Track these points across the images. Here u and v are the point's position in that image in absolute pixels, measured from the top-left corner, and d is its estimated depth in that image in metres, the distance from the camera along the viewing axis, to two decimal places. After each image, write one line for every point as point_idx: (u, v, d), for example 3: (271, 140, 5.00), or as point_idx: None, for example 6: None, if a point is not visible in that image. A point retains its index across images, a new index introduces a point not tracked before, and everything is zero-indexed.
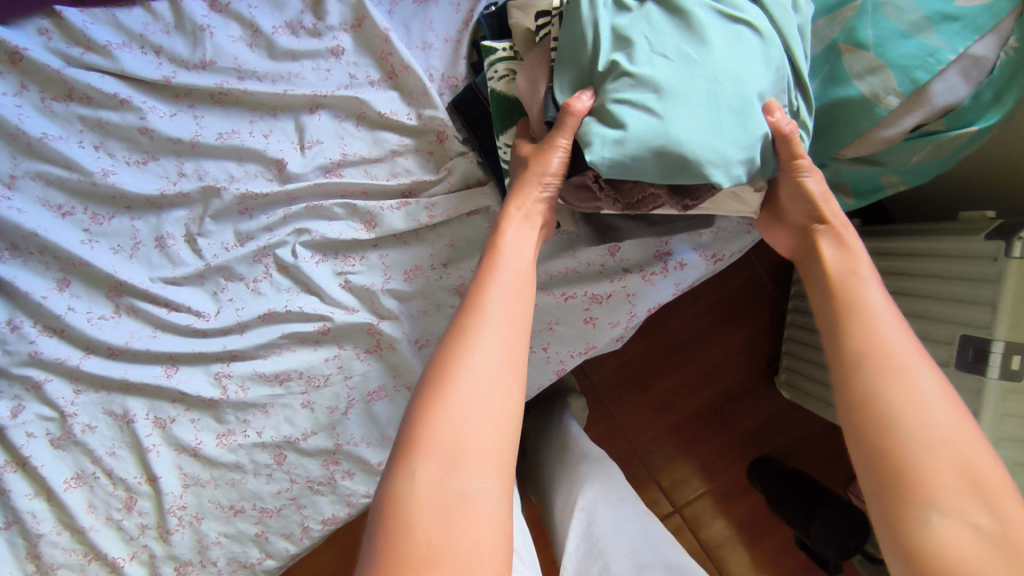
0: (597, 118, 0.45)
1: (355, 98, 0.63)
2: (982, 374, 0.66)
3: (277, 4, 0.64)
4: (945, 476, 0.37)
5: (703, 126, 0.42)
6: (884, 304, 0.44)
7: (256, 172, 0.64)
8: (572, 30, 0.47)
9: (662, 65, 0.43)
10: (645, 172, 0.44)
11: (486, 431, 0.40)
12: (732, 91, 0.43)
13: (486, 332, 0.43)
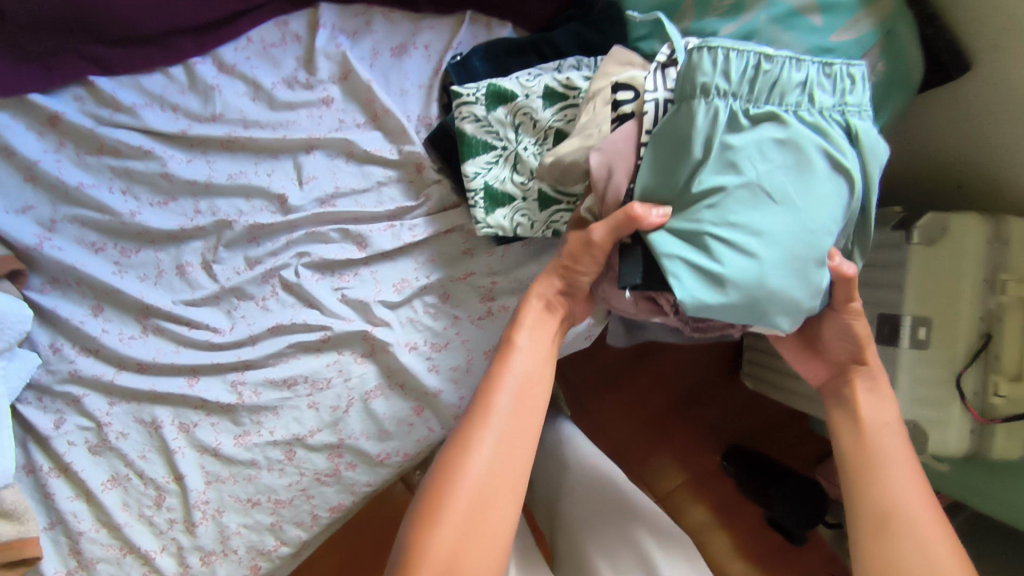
0: (687, 247, 0.50)
1: (344, 140, 0.74)
2: (897, 345, 0.77)
3: (274, 63, 0.75)
4: None
5: (789, 276, 0.49)
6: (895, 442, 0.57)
7: (261, 206, 0.75)
8: (681, 133, 0.52)
9: (765, 212, 0.49)
10: (724, 313, 0.50)
11: (493, 529, 0.50)
12: (817, 245, 0.49)
13: (492, 429, 0.53)
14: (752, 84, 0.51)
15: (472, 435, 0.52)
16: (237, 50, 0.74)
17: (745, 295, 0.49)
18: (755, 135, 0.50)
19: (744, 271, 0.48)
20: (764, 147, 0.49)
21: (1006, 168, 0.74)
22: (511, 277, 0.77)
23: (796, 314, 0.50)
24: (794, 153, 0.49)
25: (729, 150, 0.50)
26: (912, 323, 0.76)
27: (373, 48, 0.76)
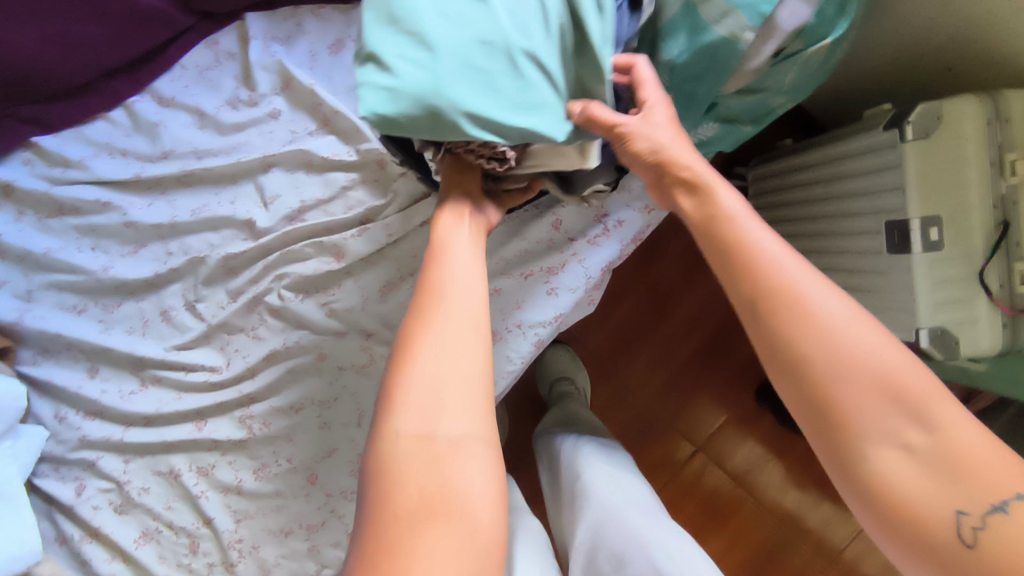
0: (375, 64, 0.45)
1: (299, 150, 0.72)
2: (909, 251, 0.73)
3: (213, 85, 0.72)
4: (872, 405, 0.40)
5: (470, 79, 0.44)
6: (759, 225, 0.46)
7: (232, 236, 0.73)
8: None
9: (438, 22, 0.45)
10: (420, 128, 0.44)
11: (464, 374, 0.42)
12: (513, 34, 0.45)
13: (447, 277, 0.46)
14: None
15: (422, 319, 0.44)
16: (173, 80, 0.71)
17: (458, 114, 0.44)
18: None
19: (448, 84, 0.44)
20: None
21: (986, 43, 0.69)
22: (497, 258, 0.76)
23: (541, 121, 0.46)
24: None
25: None
26: (920, 224, 0.72)
27: (310, 49, 0.72)
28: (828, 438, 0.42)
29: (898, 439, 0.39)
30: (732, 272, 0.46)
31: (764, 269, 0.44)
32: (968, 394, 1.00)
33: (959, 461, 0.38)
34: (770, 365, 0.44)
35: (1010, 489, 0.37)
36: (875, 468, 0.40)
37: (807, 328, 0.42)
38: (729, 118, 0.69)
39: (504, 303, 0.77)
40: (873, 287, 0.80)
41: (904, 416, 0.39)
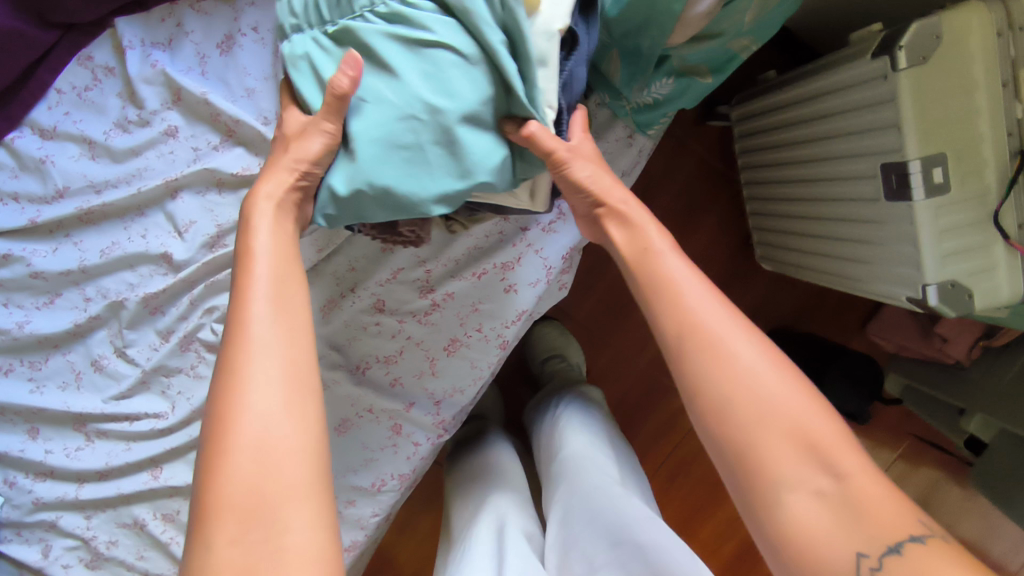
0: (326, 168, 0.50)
1: (203, 170, 0.64)
2: (909, 199, 0.63)
3: (98, 108, 0.64)
4: (778, 450, 0.38)
5: (394, 164, 0.46)
6: (682, 273, 0.46)
7: (150, 272, 0.66)
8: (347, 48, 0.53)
9: (365, 111, 0.48)
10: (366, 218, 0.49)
11: (291, 462, 0.39)
12: (443, 89, 0.46)
13: (254, 357, 0.42)
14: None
15: (241, 326, 0.43)
16: (51, 108, 0.64)
17: (405, 200, 0.46)
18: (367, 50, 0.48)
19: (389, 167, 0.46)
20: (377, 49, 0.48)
21: None
22: (444, 260, 0.69)
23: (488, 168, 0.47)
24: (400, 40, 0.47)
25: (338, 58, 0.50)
26: (920, 166, 0.61)
27: (198, 52, 0.64)
28: (744, 486, 0.40)
29: (811, 485, 0.37)
30: (658, 312, 0.45)
31: (680, 313, 0.44)
32: (993, 327, 0.91)
33: (864, 508, 0.36)
34: (689, 407, 0.43)
35: (905, 533, 0.34)
36: (784, 513, 0.37)
37: (721, 371, 0.41)
38: (686, 70, 0.58)
39: (459, 307, 0.69)
40: (874, 238, 0.71)
41: (813, 461, 0.38)
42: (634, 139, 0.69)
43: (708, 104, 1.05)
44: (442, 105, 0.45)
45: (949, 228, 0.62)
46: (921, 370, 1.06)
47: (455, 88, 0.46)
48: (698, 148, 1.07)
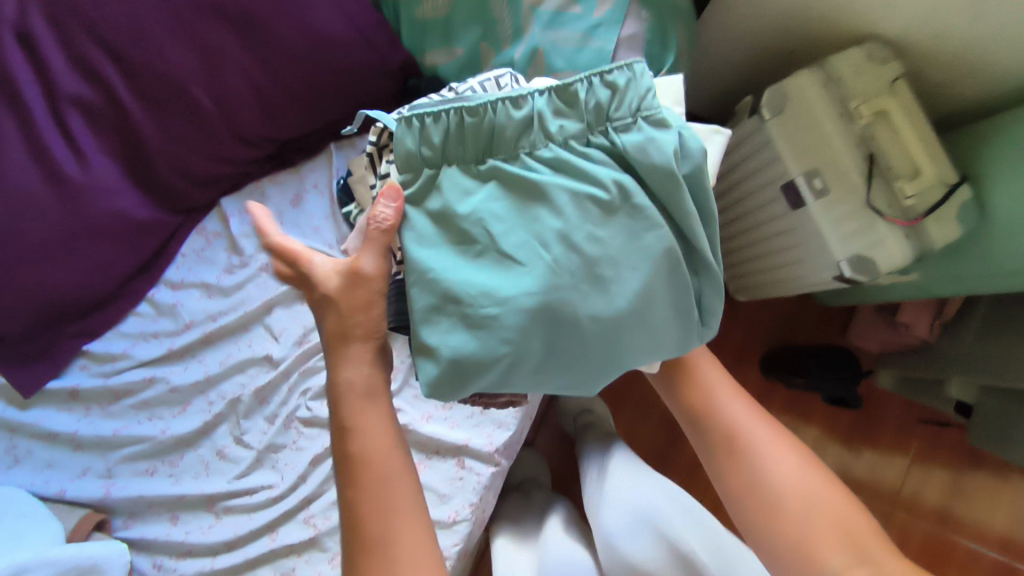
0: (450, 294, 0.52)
1: (290, 289, 0.87)
2: (806, 204, 0.86)
3: (210, 261, 0.89)
4: (829, 541, 0.61)
5: (503, 281, 0.50)
6: (715, 383, 0.72)
7: (256, 371, 0.87)
8: (462, 151, 0.53)
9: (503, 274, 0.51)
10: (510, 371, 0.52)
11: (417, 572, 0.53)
12: (637, 250, 0.50)
13: (376, 498, 0.54)
14: (512, 129, 0.51)
15: (354, 470, 0.55)
16: (178, 267, 0.89)
17: (533, 367, 0.52)
18: (463, 223, 0.52)
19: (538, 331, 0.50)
20: (495, 222, 0.51)
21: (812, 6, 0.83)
22: None
23: (643, 348, 0.54)
24: (577, 174, 0.51)
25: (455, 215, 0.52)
26: (807, 179, 0.85)
27: (276, 209, 0.88)
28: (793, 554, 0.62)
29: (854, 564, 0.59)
30: (707, 420, 0.71)
31: (736, 432, 0.69)
32: (941, 303, 1.10)
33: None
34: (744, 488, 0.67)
35: None
36: None
37: (775, 482, 0.65)
38: None
39: None
40: (798, 242, 0.91)
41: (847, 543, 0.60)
42: None
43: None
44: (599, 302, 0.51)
45: (843, 217, 0.83)
46: (899, 358, 1.21)
47: (633, 274, 0.50)
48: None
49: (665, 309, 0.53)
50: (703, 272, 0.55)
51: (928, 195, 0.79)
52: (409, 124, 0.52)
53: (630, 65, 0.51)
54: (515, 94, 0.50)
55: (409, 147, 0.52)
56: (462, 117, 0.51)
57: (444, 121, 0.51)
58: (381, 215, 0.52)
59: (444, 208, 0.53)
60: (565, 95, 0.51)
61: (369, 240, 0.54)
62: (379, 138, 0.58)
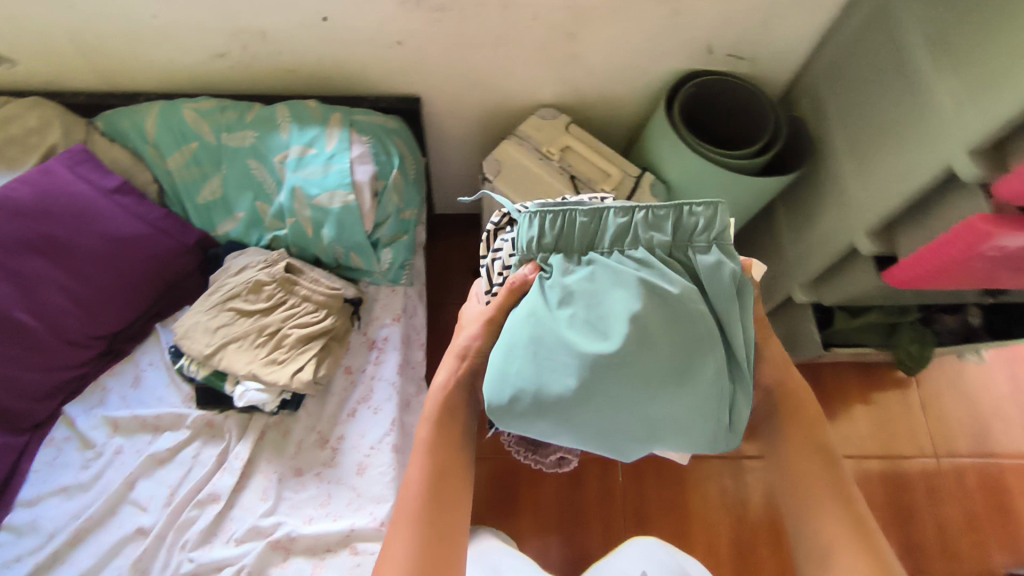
0: (550, 342, 0.65)
1: (147, 457, 0.93)
2: None
3: (64, 465, 0.94)
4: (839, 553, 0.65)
5: (583, 337, 0.65)
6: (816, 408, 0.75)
7: (131, 548, 0.89)
8: (612, 240, 0.70)
9: (591, 342, 0.64)
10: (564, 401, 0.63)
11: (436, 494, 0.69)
12: (669, 330, 0.65)
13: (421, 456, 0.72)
14: (612, 233, 0.70)
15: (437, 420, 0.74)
16: (31, 484, 0.92)
17: (580, 420, 0.64)
18: (564, 287, 0.67)
19: (615, 374, 0.63)
20: (586, 307, 0.66)
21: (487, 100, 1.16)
22: (327, 417, 1.00)
23: (675, 427, 0.65)
24: (656, 272, 0.67)
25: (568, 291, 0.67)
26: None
27: (120, 395, 0.98)
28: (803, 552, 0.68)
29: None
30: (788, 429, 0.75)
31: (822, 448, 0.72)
32: None
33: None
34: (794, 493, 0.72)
35: None
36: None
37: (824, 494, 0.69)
38: (392, 240, 1.05)
39: (350, 439, 0.98)
40: None
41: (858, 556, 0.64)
42: (397, 288, 1.09)
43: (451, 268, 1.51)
44: (643, 376, 0.64)
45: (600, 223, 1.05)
46: None
47: (679, 359, 0.65)
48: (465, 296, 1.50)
49: (696, 386, 0.65)
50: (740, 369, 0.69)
51: (622, 188, 1.11)
52: (537, 216, 0.70)
53: (714, 206, 0.68)
54: (620, 206, 0.70)
55: (526, 238, 0.71)
56: (579, 220, 0.70)
57: (541, 214, 0.70)
58: (524, 272, 0.71)
59: (559, 279, 0.68)
60: (659, 216, 0.69)
61: (506, 294, 0.72)
62: (499, 221, 0.83)
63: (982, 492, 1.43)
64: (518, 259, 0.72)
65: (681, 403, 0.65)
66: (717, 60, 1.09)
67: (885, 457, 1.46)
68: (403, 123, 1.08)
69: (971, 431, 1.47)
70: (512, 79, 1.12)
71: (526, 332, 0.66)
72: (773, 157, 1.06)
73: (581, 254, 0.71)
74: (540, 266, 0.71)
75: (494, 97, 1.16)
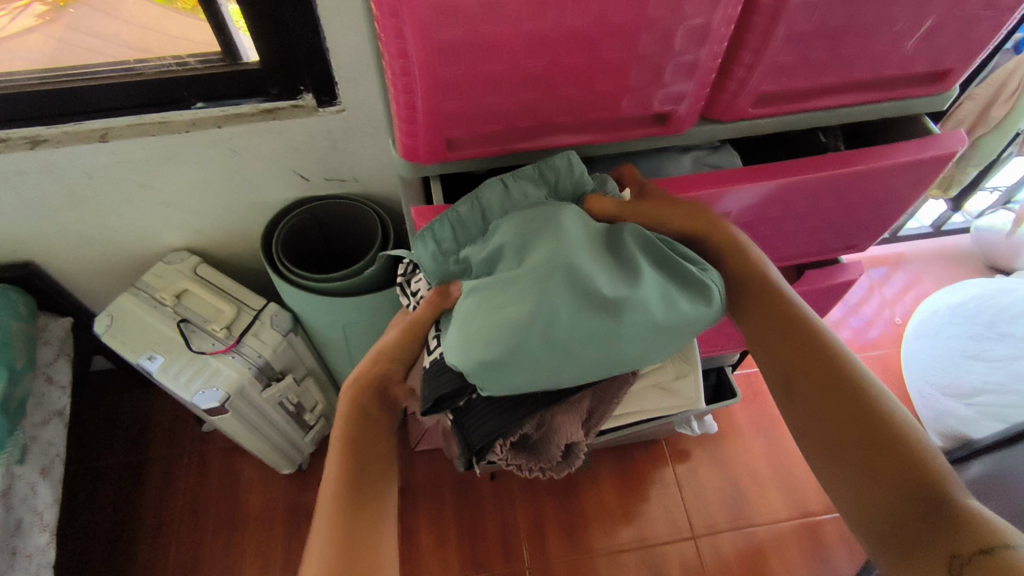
0: (502, 299, 0.53)
1: None
2: (153, 376, 1.04)
3: None
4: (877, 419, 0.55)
5: (529, 263, 0.54)
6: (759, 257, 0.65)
7: None
8: (471, 210, 0.60)
9: (604, 274, 0.53)
10: (540, 343, 0.51)
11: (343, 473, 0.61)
12: (627, 235, 0.58)
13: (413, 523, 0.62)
14: (497, 195, 0.60)
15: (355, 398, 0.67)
16: None
17: (569, 348, 0.51)
18: (513, 240, 0.56)
19: (552, 281, 0.52)
20: (516, 252, 0.55)
21: (106, 256, 1.13)
22: None
23: (653, 302, 0.53)
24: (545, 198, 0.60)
25: (546, 241, 0.55)
26: (148, 358, 1.03)
27: None
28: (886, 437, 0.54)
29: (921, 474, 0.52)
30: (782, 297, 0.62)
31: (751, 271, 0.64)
32: None
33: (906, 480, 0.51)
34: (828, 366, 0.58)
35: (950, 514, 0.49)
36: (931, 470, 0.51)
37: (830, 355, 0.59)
38: None
39: None
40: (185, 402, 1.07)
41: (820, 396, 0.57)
42: None
43: (180, 420, 1.47)
44: (596, 272, 0.53)
45: (226, 360, 1.04)
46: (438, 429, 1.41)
47: (597, 251, 0.56)
48: (187, 448, 1.44)
49: (625, 274, 0.54)
50: (667, 261, 0.57)
51: (238, 324, 1.07)
52: (421, 240, 0.62)
53: (567, 155, 0.60)
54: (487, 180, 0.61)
55: (430, 258, 0.61)
56: (459, 212, 0.60)
57: (447, 221, 0.60)
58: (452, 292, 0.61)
59: (481, 254, 0.58)
60: (526, 175, 0.61)
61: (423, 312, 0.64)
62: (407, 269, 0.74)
63: (742, 567, 1.41)
64: (433, 281, 0.63)
65: (638, 293, 0.53)
66: (320, 186, 1.09)
67: (641, 547, 1.42)
68: (9, 291, 1.07)
69: (724, 500, 1.49)
70: (115, 233, 1.09)
71: (469, 305, 0.54)
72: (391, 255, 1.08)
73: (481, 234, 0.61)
74: (455, 276, 0.62)
75: (112, 250, 1.13)
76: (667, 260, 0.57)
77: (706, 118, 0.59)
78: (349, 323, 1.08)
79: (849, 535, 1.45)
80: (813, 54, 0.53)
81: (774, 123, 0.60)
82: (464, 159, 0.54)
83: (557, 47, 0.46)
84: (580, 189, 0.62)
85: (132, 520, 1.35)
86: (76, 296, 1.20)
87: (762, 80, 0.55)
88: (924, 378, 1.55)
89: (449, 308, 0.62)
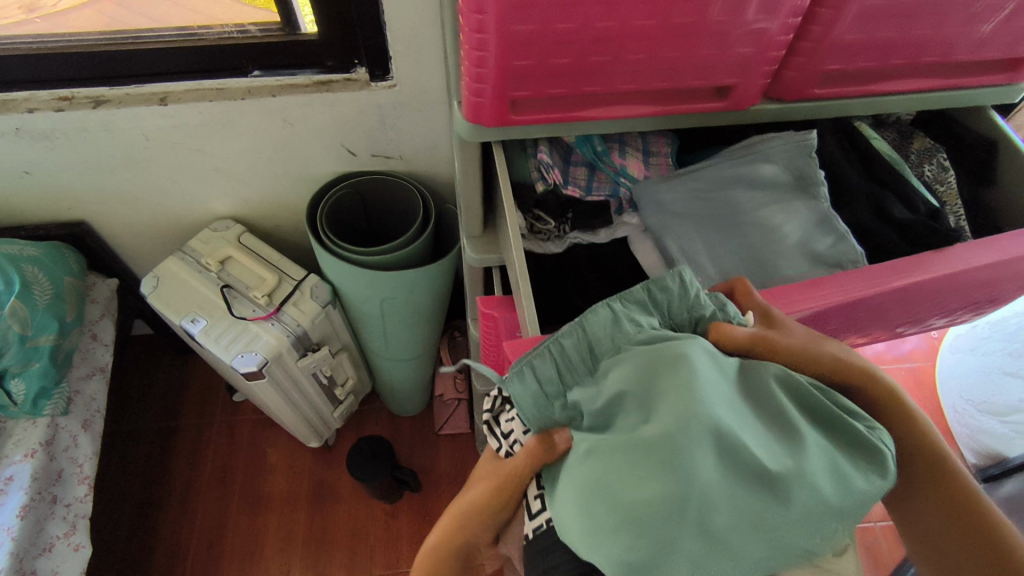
0: (631, 473, 0.42)
1: None
2: (194, 338, 1.06)
3: None
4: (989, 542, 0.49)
5: (648, 429, 0.43)
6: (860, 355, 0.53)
7: None
8: (575, 346, 0.51)
9: (755, 441, 0.42)
10: (688, 539, 0.40)
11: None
12: (769, 381, 0.46)
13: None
14: (604, 325, 0.51)
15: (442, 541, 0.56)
16: None
17: (722, 545, 0.40)
18: (636, 385, 0.46)
19: (698, 453, 0.40)
20: (642, 404, 0.45)
21: (156, 220, 1.16)
22: None
23: (820, 471, 0.41)
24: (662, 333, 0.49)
25: (671, 394, 0.43)
26: (191, 320, 1.05)
27: None
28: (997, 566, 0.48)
29: None
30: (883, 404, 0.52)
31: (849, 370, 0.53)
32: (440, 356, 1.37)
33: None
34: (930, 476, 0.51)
35: None
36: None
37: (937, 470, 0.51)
38: (19, 370, 0.99)
39: None
40: (224, 366, 1.09)
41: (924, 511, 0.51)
42: (38, 420, 1.03)
43: (212, 389, 1.50)
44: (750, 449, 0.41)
45: (265, 326, 1.06)
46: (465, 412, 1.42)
47: (736, 406, 0.44)
48: (219, 416, 1.47)
49: (783, 443, 0.42)
50: (822, 421, 0.45)
51: (278, 293, 1.09)
52: (515, 377, 0.51)
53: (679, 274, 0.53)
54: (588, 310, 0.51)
55: (530, 402, 0.50)
56: (561, 345, 0.50)
57: (547, 357, 0.50)
58: (560, 441, 0.50)
59: (596, 402, 0.47)
60: (633, 300, 0.52)
61: (527, 455, 0.51)
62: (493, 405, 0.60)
63: None
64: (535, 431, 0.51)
65: (801, 464, 0.41)
66: (366, 161, 1.11)
67: None
68: (61, 247, 1.11)
69: None
70: (166, 198, 1.12)
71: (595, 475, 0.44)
72: (432, 232, 1.08)
73: (588, 374, 0.50)
74: (559, 424, 0.51)
75: (161, 214, 1.16)
76: (822, 417, 0.45)
77: (767, 97, 0.59)
78: (386, 298, 1.09)
79: (876, 550, 1.41)
80: (884, 34, 0.52)
81: (837, 104, 0.60)
82: (524, 124, 0.55)
83: (628, 8, 0.46)
84: (699, 313, 0.52)
85: (163, 482, 1.38)
86: (124, 259, 1.24)
87: (828, 58, 0.54)
88: (961, 394, 1.51)
89: (555, 464, 0.51)
